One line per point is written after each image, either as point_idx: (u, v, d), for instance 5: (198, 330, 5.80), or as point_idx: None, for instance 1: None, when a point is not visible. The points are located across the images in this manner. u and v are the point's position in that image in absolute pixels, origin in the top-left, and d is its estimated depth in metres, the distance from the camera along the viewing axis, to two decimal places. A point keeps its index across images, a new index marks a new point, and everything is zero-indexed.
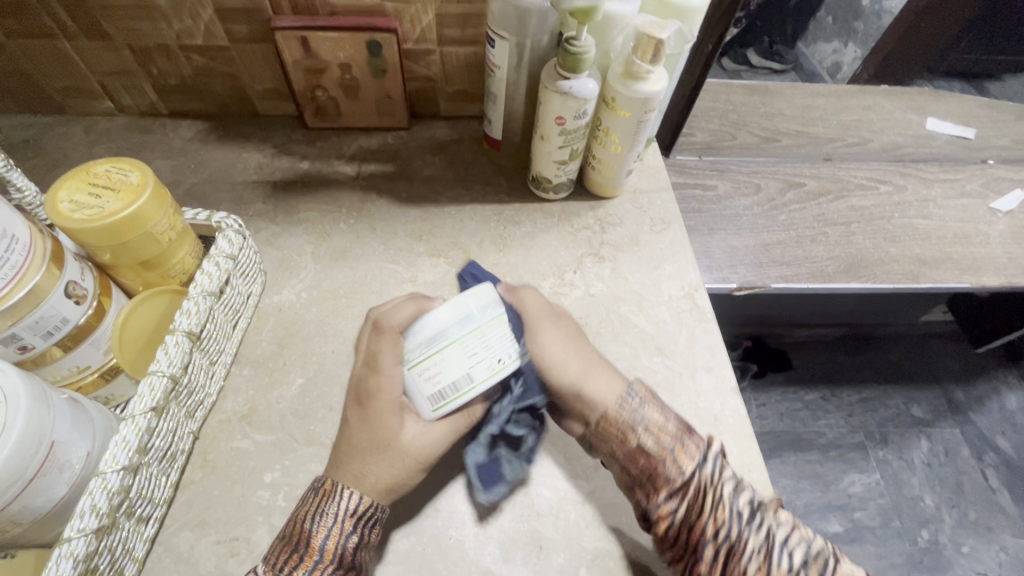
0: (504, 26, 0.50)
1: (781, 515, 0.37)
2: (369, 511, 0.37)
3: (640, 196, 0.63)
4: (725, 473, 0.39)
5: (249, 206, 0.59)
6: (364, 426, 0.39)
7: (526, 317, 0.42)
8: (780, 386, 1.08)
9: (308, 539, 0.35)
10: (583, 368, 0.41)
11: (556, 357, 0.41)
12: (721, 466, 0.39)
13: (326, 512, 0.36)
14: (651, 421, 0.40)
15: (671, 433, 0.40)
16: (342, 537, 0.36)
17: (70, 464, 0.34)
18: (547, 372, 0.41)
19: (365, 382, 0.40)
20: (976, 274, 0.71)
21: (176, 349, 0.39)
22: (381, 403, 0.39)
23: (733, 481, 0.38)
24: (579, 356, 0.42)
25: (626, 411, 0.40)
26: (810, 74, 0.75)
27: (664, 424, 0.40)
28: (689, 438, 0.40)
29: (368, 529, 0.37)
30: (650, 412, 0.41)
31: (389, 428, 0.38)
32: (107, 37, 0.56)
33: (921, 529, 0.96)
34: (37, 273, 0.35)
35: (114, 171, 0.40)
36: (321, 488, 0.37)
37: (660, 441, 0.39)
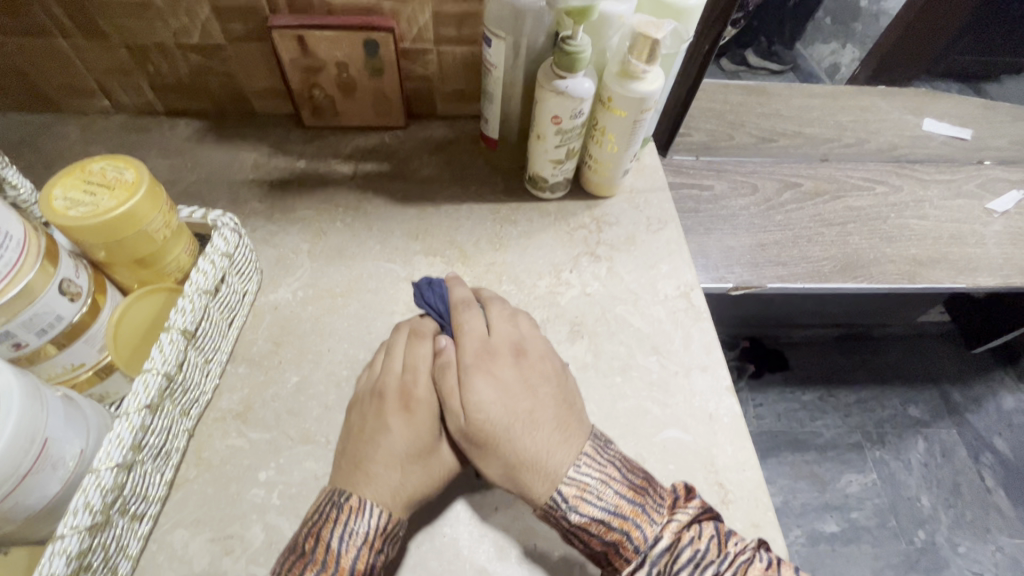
0: (500, 25, 0.50)
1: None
2: (395, 529, 0.37)
3: (637, 196, 0.63)
4: (683, 556, 0.35)
5: (245, 204, 0.59)
6: (409, 429, 0.40)
7: (452, 375, 0.41)
8: (777, 386, 1.08)
9: (336, 558, 0.35)
10: (513, 431, 0.38)
11: (482, 422, 0.38)
12: (678, 552, 0.35)
13: (355, 531, 0.36)
14: (594, 506, 0.36)
15: (619, 516, 0.36)
16: (370, 556, 0.36)
17: (64, 461, 0.34)
18: (473, 445, 0.39)
19: (411, 386, 0.41)
20: (971, 275, 0.71)
21: (170, 346, 0.39)
22: (426, 408, 0.41)
23: (693, 563, 0.34)
24: (511, 420, 0.39)
25: (560, 499, 0.37)
26: (807, 75, 0.76)
27: (609, 508, 0.36)
28: (638, 522, 0.36)
29: (390, 545, 0.37)
30: (591, 493, 0.37)
31: (431, 434, 0.40)
32: (104, 36, 0.56)
33: (917, 529, 0.96)
34: (32, 270, 0.35)
35: (109, 168, 0.40)
36: (349, 504, 0.36)
37: (602, 528, 0.36)
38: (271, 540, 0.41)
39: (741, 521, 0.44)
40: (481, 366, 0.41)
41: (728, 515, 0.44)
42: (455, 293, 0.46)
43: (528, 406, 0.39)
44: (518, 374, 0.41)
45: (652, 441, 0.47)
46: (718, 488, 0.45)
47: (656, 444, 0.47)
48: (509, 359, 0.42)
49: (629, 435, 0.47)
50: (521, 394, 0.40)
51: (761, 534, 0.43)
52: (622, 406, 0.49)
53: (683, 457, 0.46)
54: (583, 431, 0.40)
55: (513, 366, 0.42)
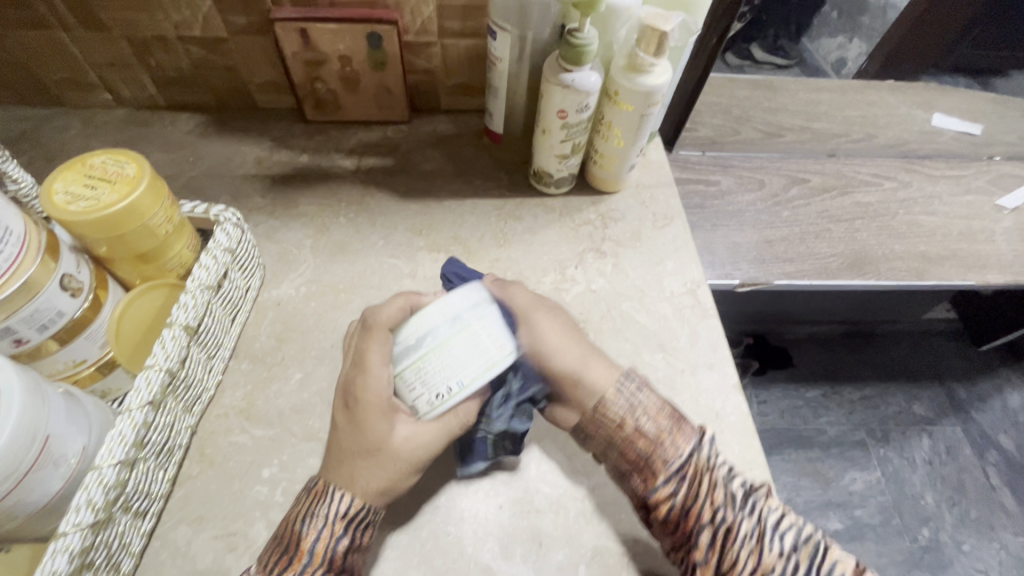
0: (505, 18, 0.49)
1: (772, 501, 0.37)
2: (360, 514, 0.36)
3: (643, 191, 0.62)
4: (722, 461, 0.38)
5: (248, 199, 0.59)
6: (352, 431, 0.37)
7: (526, 293, 0.44)
8: (781, 383, 1.08)
9: (297, 540, 0.35)
10: (581, 340, 0.44)
11: (562, 319, 0.44)
12: (718, 454, 0.38)
13: (317, 514, 0.36)
14: (649, 399, 0.40)
15: (666, 426, 0.38)
16: (331, 540, 0.35)
17: (66, 458, 0.33)
18: (551, 336, 0.42)
19: (352, 389, 0.38)
20: (980, 272, 0.70)
21: (173, 343, 0.39)
22: (369, 409, 0.37)
23: (725, 476, 0.37)
24: (574, 333, 0.45)
25: (629, 382, 0.40)
26: (814, 71, 0.75)
27: (664, 403, 0.40)
28: (679, 434, 0.38)
29: (359, 532, 0.37)
30: (648, 387, 0.41)
31: (376, 434, 0.37)
32: (105, 28, 0.55)
33: (921, 527, 0.95)
34: (32, 265, 0.34)
35: (110, 162, 0.39)
36: (314, 488, 0.37)
37: (650, 433, 0.38)
38: None
39: None
40: (541, 305, 0.47)
41: None
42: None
43: (581, 339, 0.45)
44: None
45: None
46: None
47: None
48: (555, 315, 0.49)
49: None
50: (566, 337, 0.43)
51: None
52: None
53: None
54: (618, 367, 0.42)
55: (558, 321, 0.48)
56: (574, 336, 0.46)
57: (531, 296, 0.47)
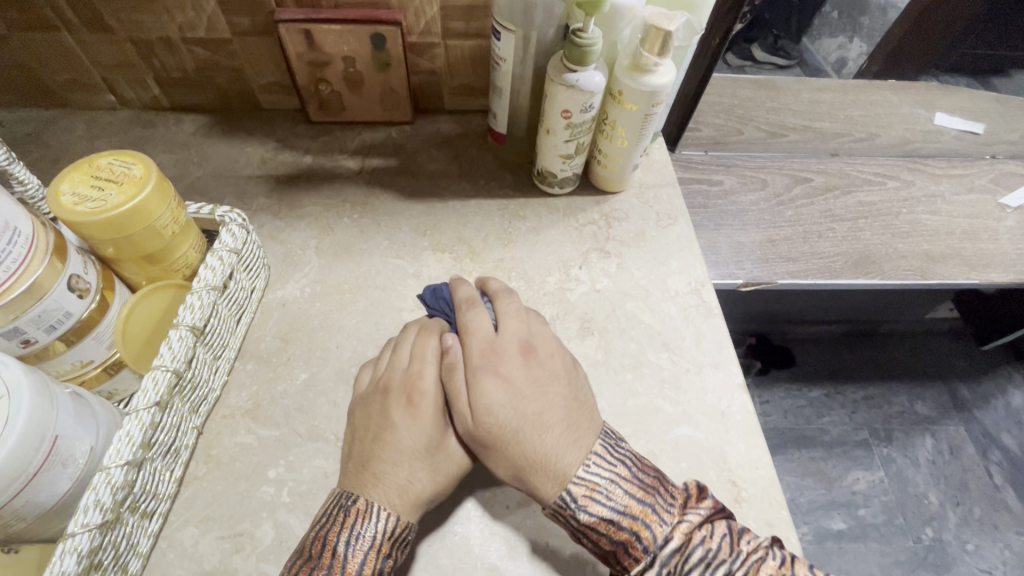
0: (509, 18, 0.49)
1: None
2: (403, 533, 0.36)
3: (646, 191, 0.62)
4: (694, 555, 0.35)
5: (252, 200, 0.59)
6: (413, 424, 0.38)
7: (458, 375, 0.40)
8: (783, 383, 1.08)
9: (343, 562, 0.34)
10: (523, 442, 0.37)
11: (492, 425, 0.38)
12: (688, 553, 0.35)
13: (362, 535, 0.35)
14: (604, 506, 0.36)
15: (629, 518, 0.36)
16: (377, 560, 0.35)
17: (74, 459, 0.33)
18: (484, 448, 0.38)
19: (416, 381, 0.40)
20: (984, 271, 0.70)
21: (179, 343, 0.39)
22: (430, 402, 0.39)
23: (704, 563, 0.35)
24: (520, 420, 0.38)
25: (570, 498, 0.36)
26: (815, 70, 0.75)
27: (618, 507, 0.36)
28: (648, 521, 0.35)
29: (398, 549, 0.37)
30: (599, 493, 0.36)
31: (437, 433, 0.39)
32: (109, 30, 0.55)
33: (925, 527, 0.95)
34: (40, 267, 0.35)
35: (117, 163, 0.39)
36: (355, 507, 0.36)
37: (611, 528, 0.35)
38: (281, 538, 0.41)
39: (755, 520, 0.43)
40: (488, 368, 0.40)
41: (742, 513, 0.44)
42: (460, 293, 0.45)
43: (530, 421, 0.38)
44: (527, 374, 0.40)
45: (663, 438, 0.47)
46: (731, 486, 0.45)
47: (667, 441, 0.47)
48: (518, 359, 0.40)
49: (641, 433, 0.47)
50: (530, 395, 0.39)
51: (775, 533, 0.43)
52: (633, 403, 0.48)
53: (695, 455, 0.46)
54: (592, 431, 0.39)
55: (524, 366, 0.40)
56: (529, 408, 0.38)
57: (472, 358, 0.40)
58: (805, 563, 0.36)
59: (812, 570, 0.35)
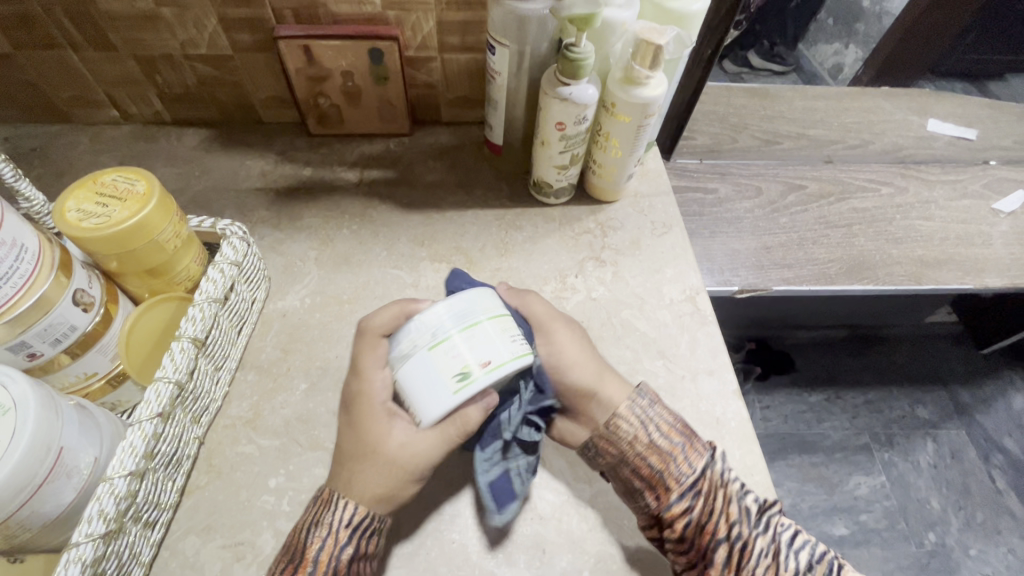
0: (504, 34, 0.50)
1: (779, 511, 0.40)
2: (364, 522, 0.37)
3: (641, 200, 0.63)
4: (729, 478, 0.40)
5: (253, 212, 0.60)
6: (353, 432, 0.38)
7: (511, 344, 0.42)
8: (783, 388, 1.08)
9: (304, 550, 0.35)
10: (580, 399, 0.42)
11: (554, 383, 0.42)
12: (725, 473, 0.40)
13: (322, 523, 0.36)
14: (655, 426, 0.41)
15: (677, 435, 0.41)
16: (337, 549, 0.36)
17: (78, 470, 0.34)
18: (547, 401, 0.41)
19: (357, 390, 0.39)
20: (979, 276, 0.71)
21: (182, 355, 0.40)
22: (369, 409, 0.38)
23: (737, 484, 0.40)
24: (581, 360, 0.44)
25: (630, 415, 0.42)
26: (811, 76, 0.75)
27: (667, 425, 0.41)
28: (692, 442, 0.41)
29: (363, 539, 0.37)
30: (652, 417, 0.42)
31: (371, 438, 0.38)
32: (114, 48, 0.57)
33: (927, 532, 0.95)
34: (45, 282, 0.35)
35: (120, 180, 0.40)
36: (320, 496, 0.37)
37: (667, 439, 0.41)
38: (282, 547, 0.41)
39: None
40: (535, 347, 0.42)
41: None
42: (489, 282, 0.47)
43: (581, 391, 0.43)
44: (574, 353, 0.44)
45: None
46: None
47: None
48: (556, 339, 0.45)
49: None
50: (586, 347, 0.45)
51: None
52: None
53: None
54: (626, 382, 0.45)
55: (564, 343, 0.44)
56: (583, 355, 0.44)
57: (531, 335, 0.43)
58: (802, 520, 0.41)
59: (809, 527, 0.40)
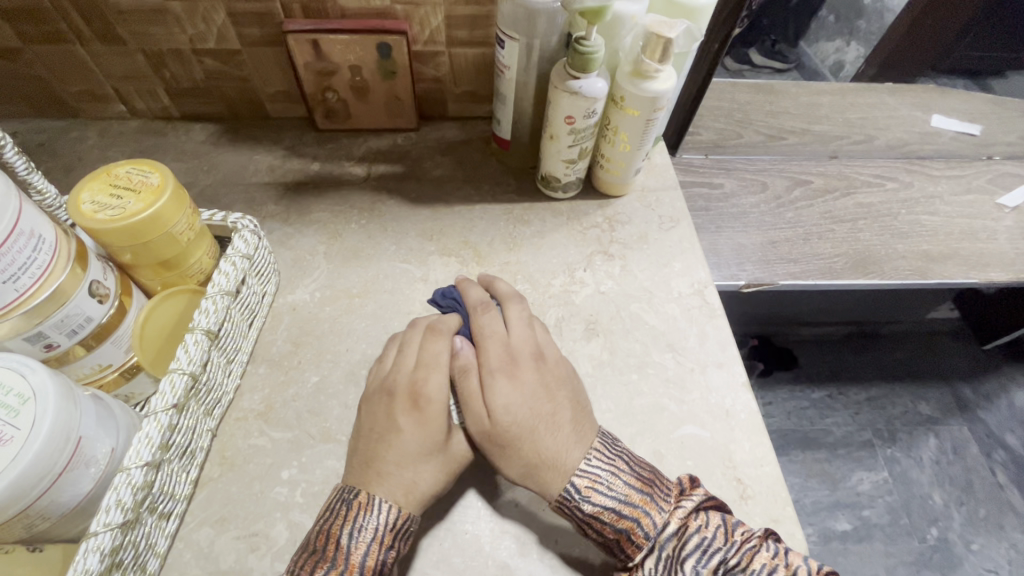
0: (513, 27, 0.50)
1: (754, 564, 0.36)
2: (405, 524, 0.37)
3: (648, 195, 0.63)
4: (691, 542, 0.37)
5: (261, 207, 0.60)
6: (418, 430, 0.39)
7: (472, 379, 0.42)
8: (786, 384, 1.08)
9: (346, 554, 0.35)
10: (533, 437, 0.39)
11: (505, 424, 0.40)
12: (687, 537, 0.37)
13: (365, 526, 0.36)
14: (606, 494, 0.38)
15: (630, 508, 0.37)
16: (380, 552, 0.36)
17: (95, 460, 0.34)
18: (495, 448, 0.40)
19: (422, 386, 0.41)
20: (983, 270, 0.71)
21: (195, 347, 0.40)
22: (436, 408, 0.40)
23: (700, 549, 0.37)
24: (527, 424, 0.40)
25: (574, 490, 0.38)
26: (812, 73, 0.79)
27: (619, 496, 0.38)
28: (648, 509, 0.37)
29: (401, 541, 0.37)
30: (602, 484, 0.38)
31: (440, 436, 0.40)
32: (122, 42, 0.57)
33: (930, 527, 0.95)
34: (62, 274, 0.36)
35: (134, 172, 0.40)
36: (358, 500, 0.37)
37: (614, 517, 0.37)
38: (295, 538, 0.41)
39: (760, 516, 0.44)
40: (502, 375, 0.42)
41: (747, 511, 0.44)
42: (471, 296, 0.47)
43: (539, 421, 0.40)
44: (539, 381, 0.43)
45: (669, 437, 0.47)
46: (736, 484, 0.45)
47: (674, 440, 0.47)
48: (530, 365, 0.43)
49: (646, 432, 0.48)
50: (542, 397, 0.41)
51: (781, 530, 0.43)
52: (639, 403, 0.49)
53: (701, 453, 0.47)
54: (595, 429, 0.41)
55: (536, 371, 0.43)
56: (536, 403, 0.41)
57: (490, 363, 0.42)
58: (799, 554, 0.37)
59: (806, 560, 0.36)
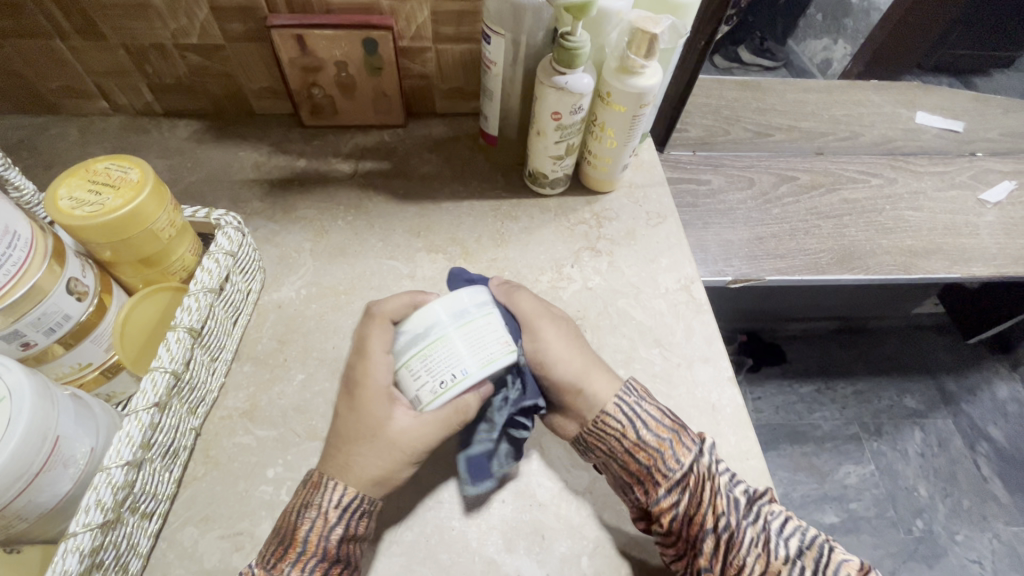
0: (499, 23, 0.50)
1: (772, 501, 0.40)
2: (354, 504, 0.37)
3: (636, 190, 0.64)
4: (720, 471, 0.40)
5: (247, 204, 0.59)
6: (352, 415, 0.38)
7: (513, 325, 0.45)
8: (774, 379, 1.09)
9: (293, 530, 0.36)
10: (587, 376, 0.43)
11: (565, 364, 0.43)
12: (717, 465, 0.40)
13: (311, 504, 0.37)
14: (643, 424, 0.41)
15: (665, 435, 0.41)
16: (325, 528, 0.36)
17: (75, 459, 0.34)
18: (537, 384, 0.43)
19: (355, 373, 0.39)
20: (966, 265, 0.72)
21: (177, 346, 0.39)
22: (370, 393, 0.38)
23: (729, 475, 0.40)
24: (581, 365, 0.44)
25: (620, 417, 0.41)
26: (799, 71, 0.77)
27: (658, 422, 0.41)
28: (682, 434, 0.41)
29: (353, 521, 0.37)
30: (643, 413, 0.42)
31: (375, 418, 0.38)
32: (103, 37, 0.56)
33: (915, 519, 0.97)
34: (38, 271, 0.35)
35: (113, 168, 0.40)
36: (310, 481, 0.38)
37: (656, 438, 0.40)
38: None
39: None
40: (541, 322, 0.45)
41: None
42: (491, 280, 0.48)
43: (581, 369, 0.43)
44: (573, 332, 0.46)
45: None
46: None
47: None
48: (567, 326, 0.46)
49: None
50: (582, 349, 0.45)
51: None
52: None
53: None
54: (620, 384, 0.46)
55: (571, 331, 0.46)
56: (579, 355, 0.44)
57: (535, 317, 0.45)
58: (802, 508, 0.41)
59: (810, 517, 0.40)
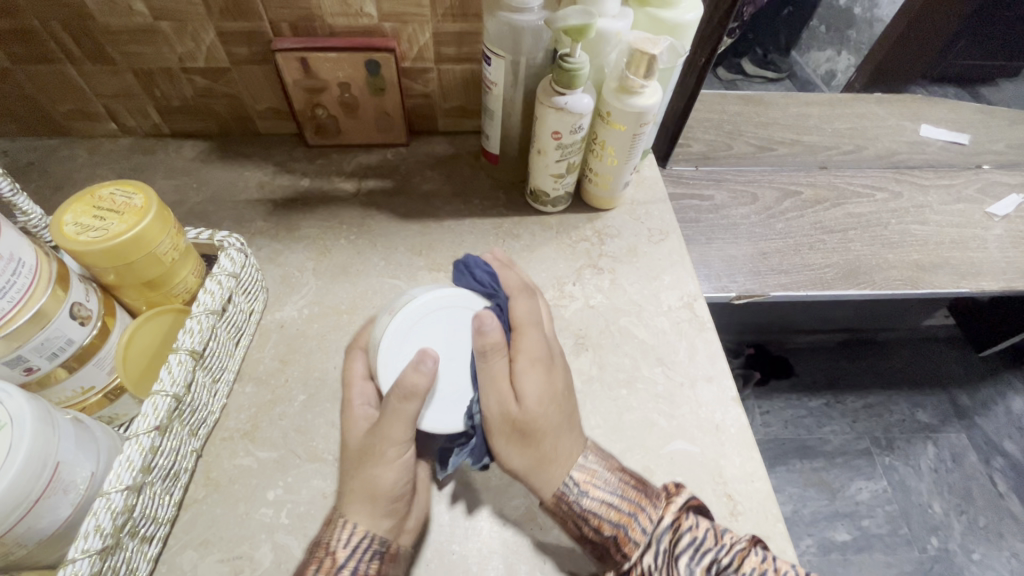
0: (499, 45, 0.50)
1: (745, 567, 0.36)
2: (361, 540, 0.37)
3: (638, 207, 0.64)
4: (684, 540, 0.37)
5: (250, 223, 0.60)
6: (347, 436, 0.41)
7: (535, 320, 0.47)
8: (782, 393, 1.08)
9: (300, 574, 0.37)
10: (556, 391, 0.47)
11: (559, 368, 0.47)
12: (680, 534, 0.37)
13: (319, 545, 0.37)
14: (603, 490, 0.39)
15: (621, 507, 0.38)
16: (332, 570, 0.36)
17: (75, 485, 0.34)
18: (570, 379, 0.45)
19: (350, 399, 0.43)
20: (974, 279, 0.71)
21: (179, 368, 0.39)
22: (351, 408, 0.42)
23: (693, 547, 0.37)
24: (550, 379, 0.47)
25: (574, 481, 0.39)
26: (804, 83, 0.75)
27: (612, 495, 0.39)
28: (636, 511, 0.38)
29: (367, 559, 0.37)
30: (600, 478, 0.39)
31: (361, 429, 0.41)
32: (111, 61, 0.57)
33: (930, 537, 0.95)
34: (43, 296, 0.35)
35: (118, 193, 0.40)
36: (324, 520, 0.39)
37: (609, 511, 0.38)
38: (279, 560, 0.41)
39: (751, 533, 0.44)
40: None
41: (738, 526, 0.44)
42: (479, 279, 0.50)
43: None
44: None
45: (660, 452, 0.47)
46: (727, 500, 0.45)
47: (664, 455, 0.47)
48: None
49: (636, 447, 0.47)
50: None
51: (771, 547, 0.43)
52: (628, 418, 0.49)
53: (691, 468, 0.46)
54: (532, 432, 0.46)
55: None
56: None
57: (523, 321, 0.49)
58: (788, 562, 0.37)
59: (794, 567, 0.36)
